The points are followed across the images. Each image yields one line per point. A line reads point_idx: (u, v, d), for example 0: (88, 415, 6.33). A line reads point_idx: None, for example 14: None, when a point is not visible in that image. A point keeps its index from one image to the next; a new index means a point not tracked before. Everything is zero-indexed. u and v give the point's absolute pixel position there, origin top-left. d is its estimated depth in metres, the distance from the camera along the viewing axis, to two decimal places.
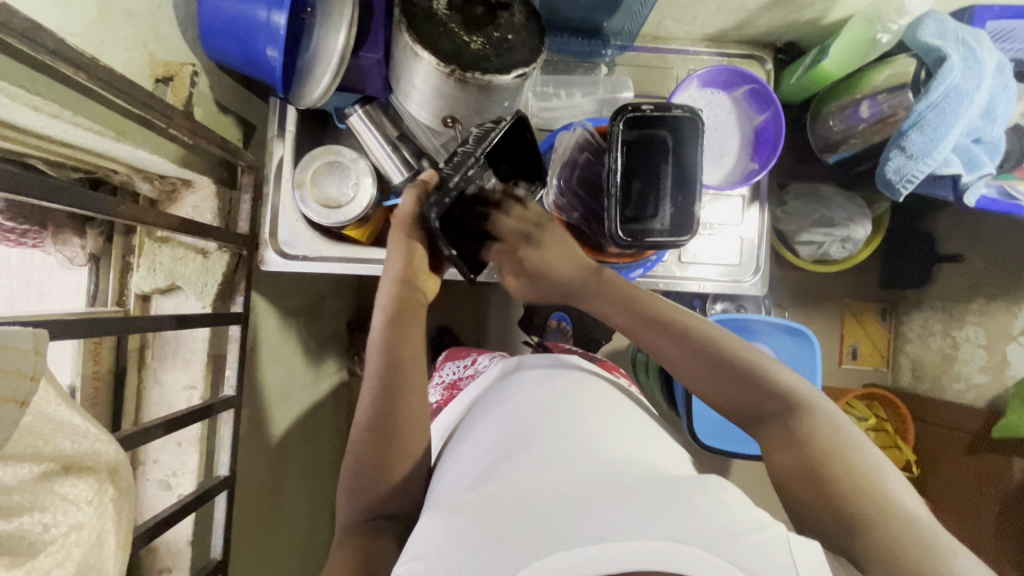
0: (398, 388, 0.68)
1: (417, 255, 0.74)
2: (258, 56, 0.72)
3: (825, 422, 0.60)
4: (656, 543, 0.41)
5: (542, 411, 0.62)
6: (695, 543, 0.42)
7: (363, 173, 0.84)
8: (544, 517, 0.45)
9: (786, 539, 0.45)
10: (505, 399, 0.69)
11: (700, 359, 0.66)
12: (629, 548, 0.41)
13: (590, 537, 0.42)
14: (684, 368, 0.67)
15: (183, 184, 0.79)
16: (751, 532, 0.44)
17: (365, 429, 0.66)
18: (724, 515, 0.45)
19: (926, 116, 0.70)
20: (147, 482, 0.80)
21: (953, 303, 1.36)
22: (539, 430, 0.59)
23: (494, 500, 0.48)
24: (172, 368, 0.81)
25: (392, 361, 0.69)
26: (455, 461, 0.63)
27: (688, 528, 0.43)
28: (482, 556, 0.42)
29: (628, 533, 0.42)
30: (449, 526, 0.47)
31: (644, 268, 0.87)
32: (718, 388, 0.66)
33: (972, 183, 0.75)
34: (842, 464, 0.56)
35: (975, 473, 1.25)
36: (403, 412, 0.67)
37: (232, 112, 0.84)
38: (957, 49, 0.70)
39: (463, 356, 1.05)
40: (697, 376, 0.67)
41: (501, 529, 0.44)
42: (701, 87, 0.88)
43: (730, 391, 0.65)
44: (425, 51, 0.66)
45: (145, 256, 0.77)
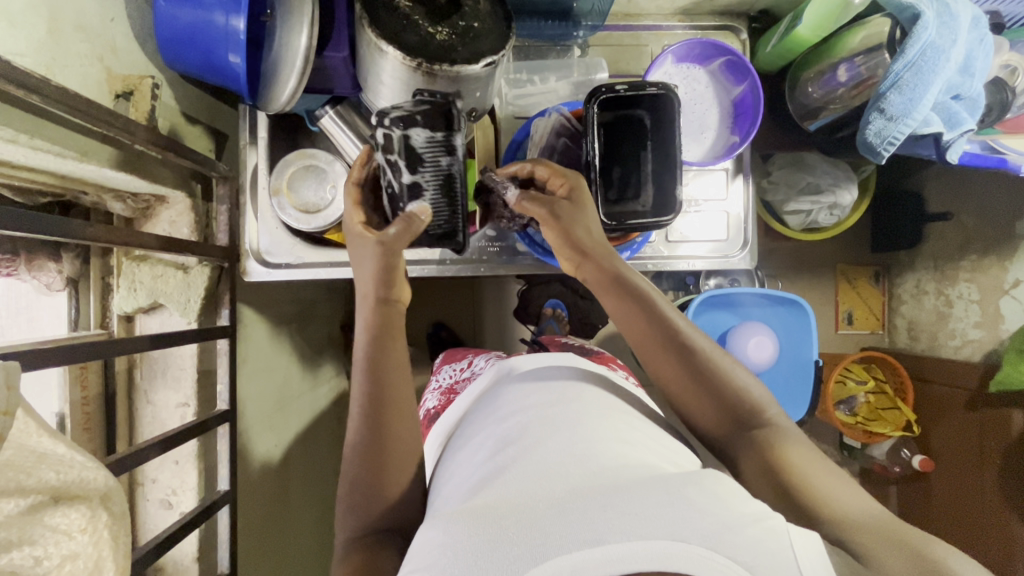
0: (388, 410, 0.66)
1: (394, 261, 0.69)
2: (220, 63, 0.70)
3: (794, 442, 0.63)
4: (657, 543, 0.42)
5: (537, 409, 0.64)
6: (694, 540, 0.42)
7: (340, 175, 0.83)
8: (540, 522, 0.45)
9: (786, 533, 0.46)
10: (496, 408, 0.69)
11: (692, 373, 0.67)
12: (629, 549, 0.41)
13: (587, 540, 0.42)
14: (671, 374, 0.68)
15: (157, 201, 0.79)
16: (749, 525, 0.45)
17: (355, 447, 0.65)
18: (722, 510, 0.46)
19: (904, 76, 0.69)
20: (148, 502, 0.79)
21: (944, 261, 1.37)
22: (533, 433, 0.59)
23: (490, 508, 0.48)
24: (163, 387, 0.80)
25: (377, 376, 0.67)
26: (452, 476, 0.62)
27: (686, 525, 0.43)
28: (479, 566, 0.42)
29: (626, 535, 0.42)
30: (444, 539, 0.47)
31: (632, 251, 0.87)
32: (698, 398, 0.67)
33: (954, 140, 0.74)
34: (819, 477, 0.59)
35: (976, 427, 1.27)
36: (394, 429, 0.66)
37: (201, 123, 0.82)
38: (931, 5, 0.68)
39: (461, 359, 1.04)
40: (679, 381, 0.68)
41: (498, 536, 0.44)
42: (676, 63, 0.87)
43: (709, 400, 0.67)
44: (388, 46, 0.64)
45: (124, 276, 0.76)
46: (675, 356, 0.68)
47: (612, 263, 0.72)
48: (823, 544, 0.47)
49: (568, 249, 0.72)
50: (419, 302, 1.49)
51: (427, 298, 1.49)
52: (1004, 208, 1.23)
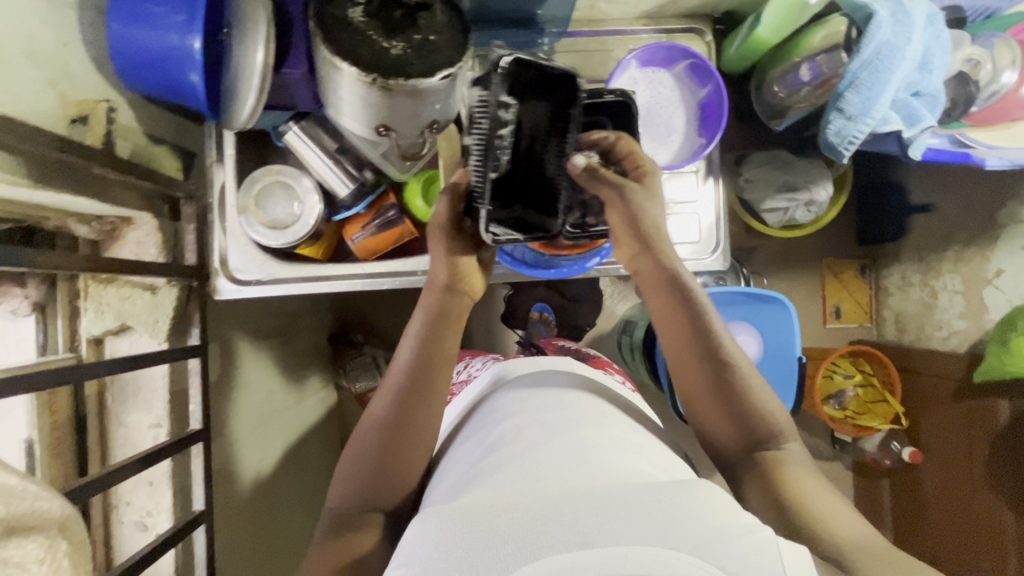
0: (422, 393, 0.69)
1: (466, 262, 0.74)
2: (178, 83, 0.70)
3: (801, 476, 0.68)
4: (647, 549, 0.41)
5: (564, 409, 0.67)
6: (684, 548, 0.42)
7: (307, 191, 0.83)
8: (533, 520, 0.44)
9: (776, 545, 0.45)
10: (499, 411, 0.69)
11: (721, 387, 0.72)
12: (619, 553, 0.41)
13: (579, 542, 0.42)
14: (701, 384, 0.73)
15: (122, 222, 0.78)
16: (741, 536, 0.44)
17: (377, 423, 0.68)
18: (711, 519, 0.45)
19: (860, 75, 0.69)
20: (123, 525, 0.79)
21: (929, 253, 1.38)
22: (550, 431, 0.61)
23: (484, 508, 0.47)
24: (136, 409, 0.80)
25: (421, 360, 0.70)
26: (447, 480, 0.62)
27: (676, 533, 0.43)
28: (471, 559, 0.42)
29: (618, 539, 0.42)
30: (439, 528, 0.46)
31: (600, 257, 0.85)
32: (720, 410, 0.72)
33: (915, 137, 0.74)
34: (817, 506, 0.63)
35: (963, 417, 1.27)
36: (422, 411, 0.68)
37: (167, 142, 0.82)
38: (884, 4, 0.68)
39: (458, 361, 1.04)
40: (703, 391, 0.73)
41: (491, 532, 0.44)
42: (641, 67, 0.87)
43: (730, 415, 0.72)
44: (343, 63, 0.64)
45: (91, 300, 0.75)
46: (699, 360, 0.73)
47: (668, 264, 0.76)
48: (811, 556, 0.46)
49: (631, 234, 0.75)
50: (406, 310, 1.48)
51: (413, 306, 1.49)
52: (989, 196, 1.24)
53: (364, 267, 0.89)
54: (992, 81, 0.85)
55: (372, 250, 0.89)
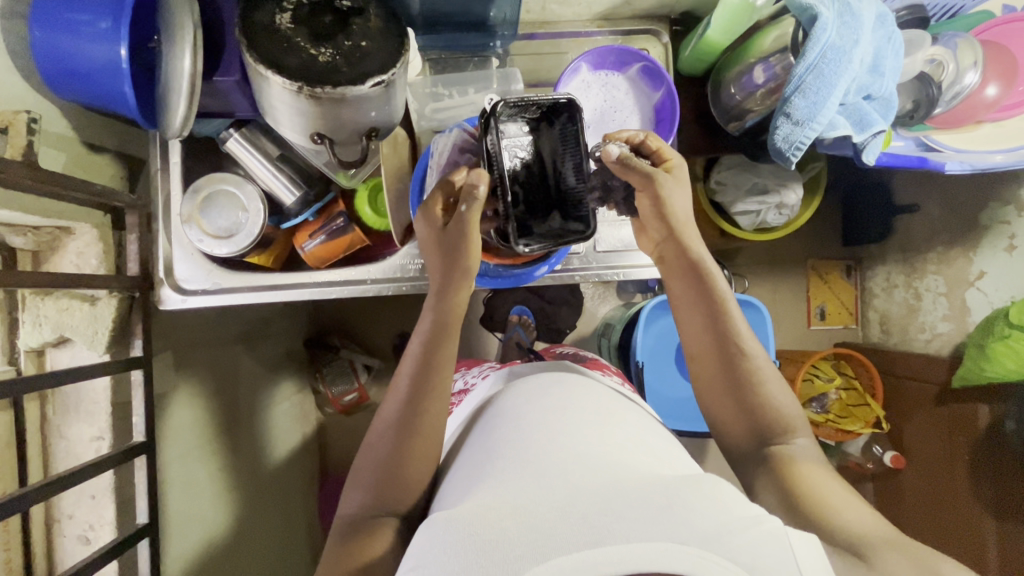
0: (427, 393, 0.66)
1: (473, 260, 0.69)
2: (108, 92, 0.69)
3: (812, 471, 0.64)
4: (656, 545, 0.41)
5: (571, 404, 0.64)
6: (694, 543, 0.41)
7: (252, 198, 0.82)
8: (542, 522, 0.44)
9: (785, 534, 0.45)
10: (509, 403, 0.67)
11: (731, 377, 0.70)
12: (628, 550, 0.40)
13: (587, 542, 0.41)
14: (712, 371, 0.72)
15: (62, 232, 0.78)
16: (749, 526, 0.44)
17: (387, 426, 0.65)
18: (722, 512, 0.45)
19: (806, 78, 0.67)
20: (65, 538, 0.78)
21: (912, 254, 1.35)
22: (557, 425, 0.59)
23: (492, 508, 0.47)
24: (78, 421, 0.79)
25: (426, 357, 0.68)
26: (458, 475, 0.61)
27: (685, 528, 0.42)
28: (482, 562, 0.41)
29: (627, 537, 0.41)
30: (449, 534, 0.45)
31: (549, 266, 0.81)
32: (727, 404, 0.71)
33: (867, 142, 0.72)
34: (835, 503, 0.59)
35: (944, 422, 1.25)
36: (429, 410, 0.65)
37: (109, 150, 0.81)
38: (830, 4, 0.66)
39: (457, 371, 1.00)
40: (713, 383, 0.71)
41: (498, 535, 0.43)
42: (593, 70, 0.85)
43: (737, 409, 0.70)
44: (269, 71, 0.62)
45: (29, 312, 0.75)
46: (717, 349, 0.71)
47: (692, 251, 0.73)
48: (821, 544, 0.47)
49: (658, 221, 0.73)
50: (382, 314, 1.47)
51: (389, 310, 1.47)
52: (969, 198, 1.21)
53: (315, 278, 0.87)
54: (955, 83, 0.81)
55: (322, 258, 0.88)
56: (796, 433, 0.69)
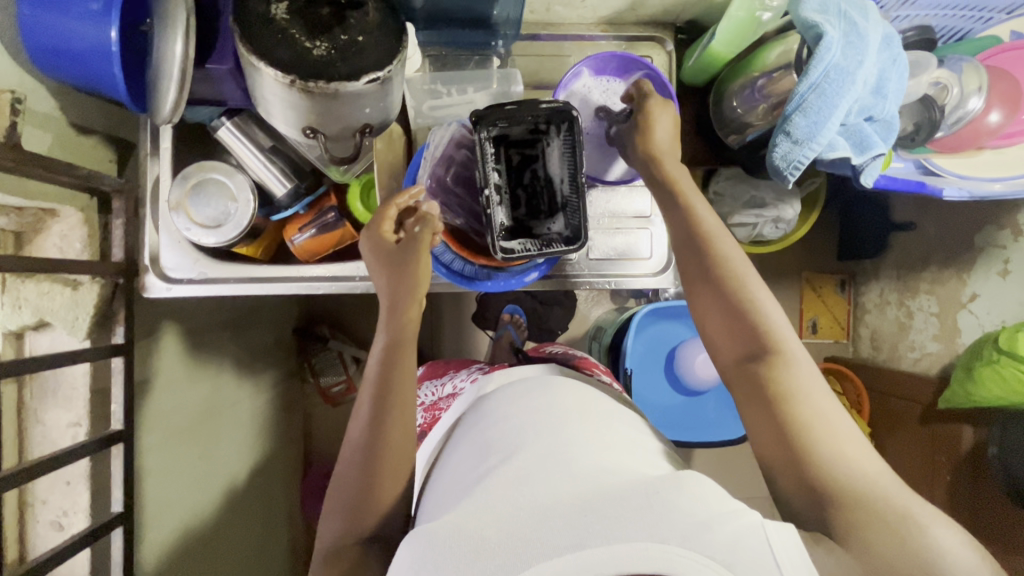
0: (389, 412, 0.64)
1: (422, 274, 0.69)
2: (95, 75, 0.67)
3: (839, 448, 0.55)
4: (637, 545, 0.43)
5: (555, 407, 0.63)
6: (674, 540, 0.43)
7: (241, 187, 0.80)
8: (525, 532, 0.46)
9: (763, 526, 0.47)
10: (491, 409, 0.67)
11: (744, 343, 0.61)
12: (609, 552, 0.43)
13: (569, 546, 0.44)
14: (719, 334, 0.63)
15: (47, 214, 0.76)
16: (728, 522, 0.47)
17: (353, 449, 0.64)
18: (700, 508, 0.47)
19: (807, 97, 0.66)
20: (38, 523, 0.78)
21: (907, 272, 1.35)
22: (539, 435, 0.59)
23: (474, 519, 0.49)
24: (55, 406, 0.78)
25: (383, 376, 0.66)
26: (441, 483, 0.62)
27: (665, 525, 0.45)
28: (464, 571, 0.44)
29: (608, 540, 0.44)
30: (434, 545, 0.47)
31: (540, 271, 0.79)
32: (738, 369, 0.62)
33: (864, 164, 0.71)
34: (855, 490, 0.52)
35: (928, 441, 1.25)
36: (392, 431, 0.64)
37: (98, 132, 0.79)
38: (837, 23, 0.65)
39: (443, 373, 0.97)
40: (729, 345, 0.62)
41: (478, 547, 0.46)
42: (595, 75, 0.83)
43: (748, 377, 0.60)
44: (261, 63, 0.61)
45: (8, 292, 0.73)
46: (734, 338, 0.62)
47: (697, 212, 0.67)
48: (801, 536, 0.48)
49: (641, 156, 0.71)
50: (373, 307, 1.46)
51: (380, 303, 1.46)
52: (966, 220, 1.20)
53: (304, 271, 0.85)
54: (957, 108, 0.81)
55: (312, 251, 0.86)
56: (824, 401, 0.58)
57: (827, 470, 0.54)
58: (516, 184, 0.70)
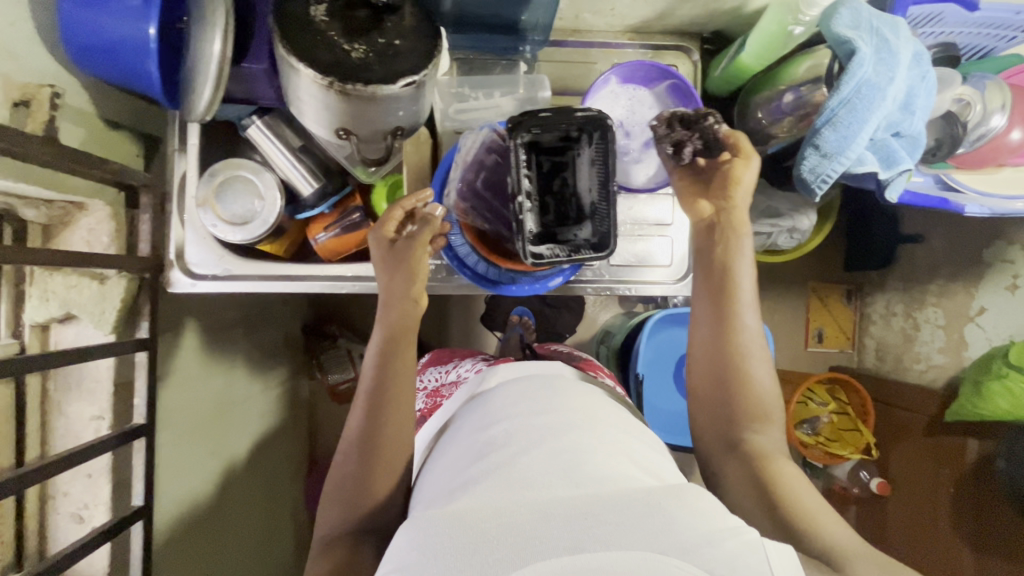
0: (388, 402, 0.67)
1: (420, 270, 0.74)
2: (130, 70, 0.67)
3: (782, 473, 0.66)
4: (636, 554, 0.41)
5: (556, 408, 0.62)
6: (673, 553, 0.42)
7: (268, 185, 0.81)
8: (522, 525, 0.45)
9: (762, 546, 0.46)
10: (488, 409, 0.66)
11: (723, 369, 0.73)
12: (608, 558, 0.41)
13: (568, 547, 0.42)
14: (705, 361, 0.75)
15: (75, 207, 0.77)
16: (727, 539, 0.45)
17: (351, 440, 0.66)
18: (702, 523, 0.46)
19: (838, 112, 0.67)
20: (58, 515, 0.78)
21: (913, 284, 1.36)
22: (546, 431, 0.57)
23: (470, 512, 0.48)
24: (78, 399, 0.78)
25: (383, 365, 0.69)
26: (431, 480, 0.61)
27: (665, 538, 0.43)
28: (459, 562, 0.42)
29: (608, 544, 0.42)
30: (429, 538, 0.46)
31: (563, 277, 0.81)
32: (711, 391, 0.73)
33: (891, 179, 0.72)
34: (798, 503, 0.62)
35: (931, 452, 1.26)
36: (391, 422, 0.66)
37: (126, 127, 0.79)
38: (869, 39, 0.66)
39: (447, 361, 0.98)
40: (703, 370, 0.75)
41: (478, 539, 0.44)
42: (622, 83, 0.84)
43: (720, 398, 0.72)
44: (300, 63, 0.61)
45: (37, 285, 0.73)
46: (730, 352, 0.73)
47: (731, 242, 0.76)
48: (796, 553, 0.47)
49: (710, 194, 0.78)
50: None
51: None
52: (975, 236, 1.22)
53: (326, 270, 0.85)
54: (980, 124, 0.82)
55: (334, 251, 0.87)
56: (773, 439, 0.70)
57: (775, 483, 0.65)
58: (547, 192, 0.71)
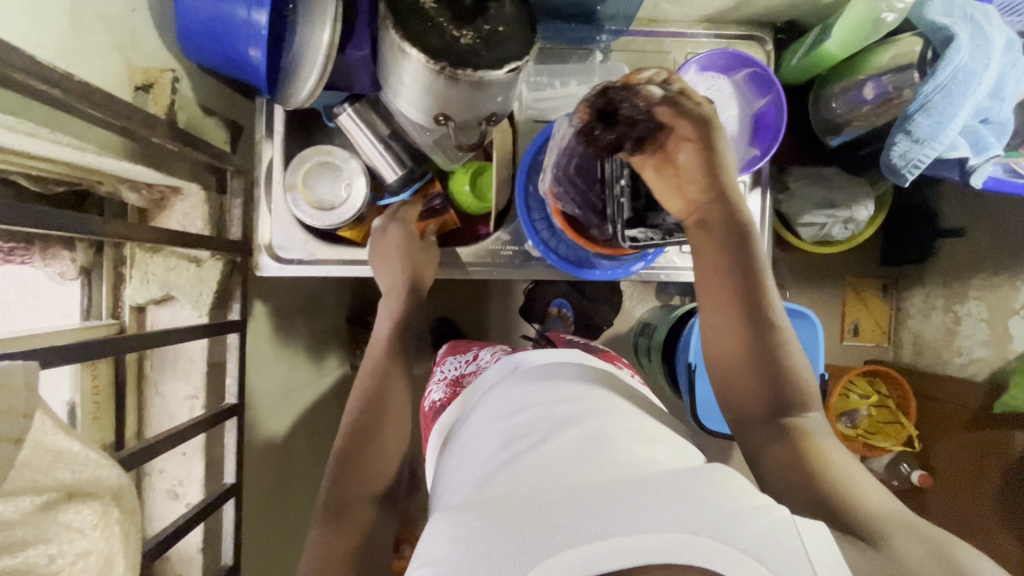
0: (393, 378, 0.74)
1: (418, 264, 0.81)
2: (237, 56, 0.69)
3: (827, 452, 0.59)
4: (665, 536, 0.40)
5: (575, 395, 0.60)
6: (703, 532, 0.40)
7: (355, 173, 0.83)
8: (547, 509, 0.43)
9: (793, 521, 0.44)
10: (502, 396, 0.64)
11: (743, 327, 0.66)
12: (638, 542, 0.40)
13: (598, 532, 0.40)
14: (719, 318, 0.67)
15: (171, 192, 0.79)
16: (758, 517, 0.43)
17: (358, 409, 0.71)
18: (730, 502, 0.44)
19: (932, 98, 0.68)
20: (154, 491, 0.80)
21: (954, 278, 1.35)
22: (563, 418, 0.56)
23: (500, 499, 0.46)
24: (173, 379, 0.80)
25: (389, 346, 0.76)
26: (453, 474, 0.59)
27: (697, 517, 0.41)
28: (491, 552, 0.41)
29: (637, 527, 0.41)
30: (456, 525, 0.44)
31: (645, 262, 0.83)
32: (733, 353, 0.66)
33: (978, 165, 0.73)
34: (845, 484, 0.55)
35: (976, 445, 1.26)
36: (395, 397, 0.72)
37: (217, 114, 0.81)
38: (964, 26, 0.67)
39: (466, 350, 0.91)
40: (719, 329, 0.67)
41: (505, 525, 0.42)
42: (701, 72, 0.85)
43: (739, 363, 0.65)
44: (412, 49, 0.63)
45: (137, 268, 0.76)
46: (750, 321, 0.65)
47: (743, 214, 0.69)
48: (830, 533, 0.45)
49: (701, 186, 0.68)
50: None
51: None
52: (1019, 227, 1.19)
53: None
54: None
55: None
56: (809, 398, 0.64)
57: (817, 463, 0.58)
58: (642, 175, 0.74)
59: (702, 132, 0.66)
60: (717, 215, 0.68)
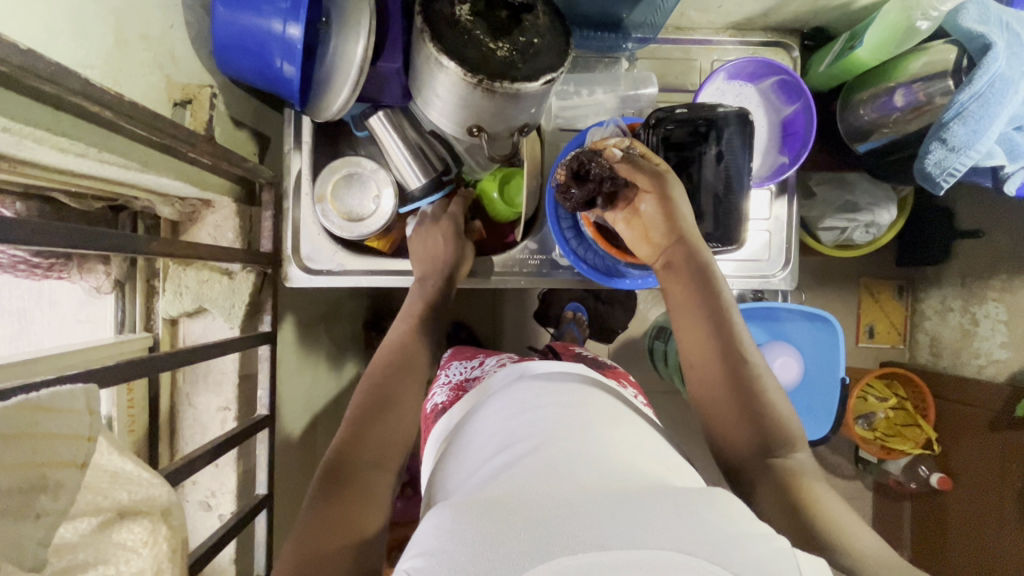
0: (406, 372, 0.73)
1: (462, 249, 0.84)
2: (272, 70, 0.69)
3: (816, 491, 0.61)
4: (661, 553, 0.35)
5: (575, 408, 0.58)
6: (701, 553, 0.35)
7: (383, 184, 0.82)
8: (545, 512, 0.38)
9: (793, 554, 0.38)
10: (501, 408, 0.62)
11: (721, 369, 0.70)
12: (637, 554, 0.35)
13: (592, 542, 0.35)
14: (699, 363, 0.71)
15: (202, 205, 0.79)
16: (759, 544, 0.37)
17: (365, 396, 0.69)
18: (733, 525, 0.39)
19: (969, 106, 0.67)
20: (188, 503, 0.81)
21: (971, 279, 1.33)
22: (559, 429, 0.53)
23: (501, 500, 0.40)
24: (205, 391, 0.80)
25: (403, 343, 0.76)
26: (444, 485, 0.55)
27: (694, 536, 0.36)
28: (482, 552, 0.35)
29: (633, 540, 0.35)
30: (449, 518, 0.39)
31: None
32: (717, 396, 0.69)
33: (1013, 172, 0.74)
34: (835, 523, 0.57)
35: (998, 451, 1.24)
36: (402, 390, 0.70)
37: (247, 126, 0.82)
38: (1001, 33, 0.67)
39: (471, 356, 0.89)
40: (699, 373, 0.71)
41: (501, 526, 0.37)
42: (728, 80, 0.85)
43: (722, 402, 0.69)
44: (450, 61, 0.63)
45: (170, 281, 0.76)
46: (728, 368, 0.69)
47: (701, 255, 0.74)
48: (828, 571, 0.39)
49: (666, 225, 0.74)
50: None
51: None
52: None
53: None
54: None
55: None
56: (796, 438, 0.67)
57: (812, 500, 0.60)
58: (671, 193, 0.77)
59: (656, 183, 0.72)
60: (681, 257, 0.74)
